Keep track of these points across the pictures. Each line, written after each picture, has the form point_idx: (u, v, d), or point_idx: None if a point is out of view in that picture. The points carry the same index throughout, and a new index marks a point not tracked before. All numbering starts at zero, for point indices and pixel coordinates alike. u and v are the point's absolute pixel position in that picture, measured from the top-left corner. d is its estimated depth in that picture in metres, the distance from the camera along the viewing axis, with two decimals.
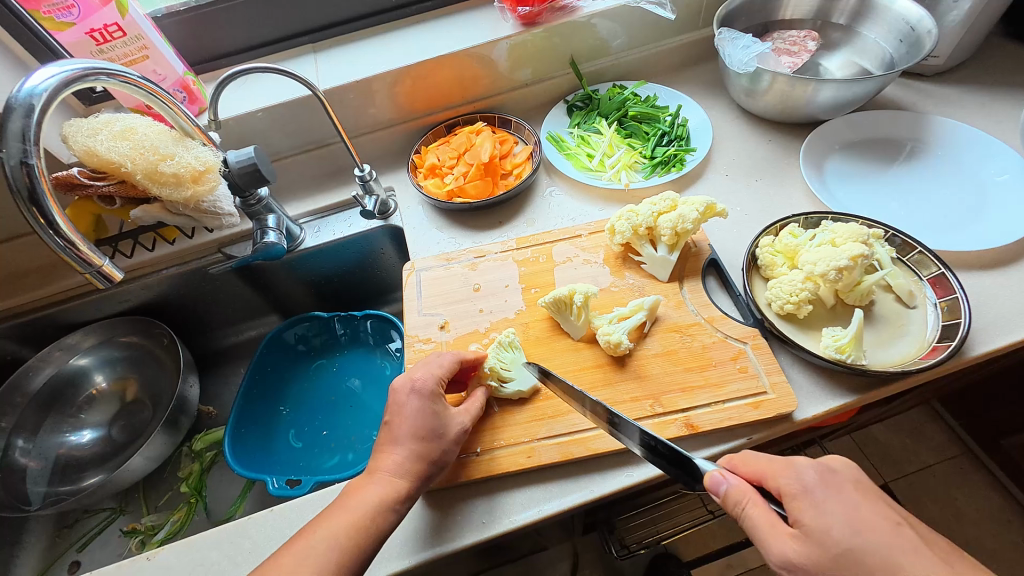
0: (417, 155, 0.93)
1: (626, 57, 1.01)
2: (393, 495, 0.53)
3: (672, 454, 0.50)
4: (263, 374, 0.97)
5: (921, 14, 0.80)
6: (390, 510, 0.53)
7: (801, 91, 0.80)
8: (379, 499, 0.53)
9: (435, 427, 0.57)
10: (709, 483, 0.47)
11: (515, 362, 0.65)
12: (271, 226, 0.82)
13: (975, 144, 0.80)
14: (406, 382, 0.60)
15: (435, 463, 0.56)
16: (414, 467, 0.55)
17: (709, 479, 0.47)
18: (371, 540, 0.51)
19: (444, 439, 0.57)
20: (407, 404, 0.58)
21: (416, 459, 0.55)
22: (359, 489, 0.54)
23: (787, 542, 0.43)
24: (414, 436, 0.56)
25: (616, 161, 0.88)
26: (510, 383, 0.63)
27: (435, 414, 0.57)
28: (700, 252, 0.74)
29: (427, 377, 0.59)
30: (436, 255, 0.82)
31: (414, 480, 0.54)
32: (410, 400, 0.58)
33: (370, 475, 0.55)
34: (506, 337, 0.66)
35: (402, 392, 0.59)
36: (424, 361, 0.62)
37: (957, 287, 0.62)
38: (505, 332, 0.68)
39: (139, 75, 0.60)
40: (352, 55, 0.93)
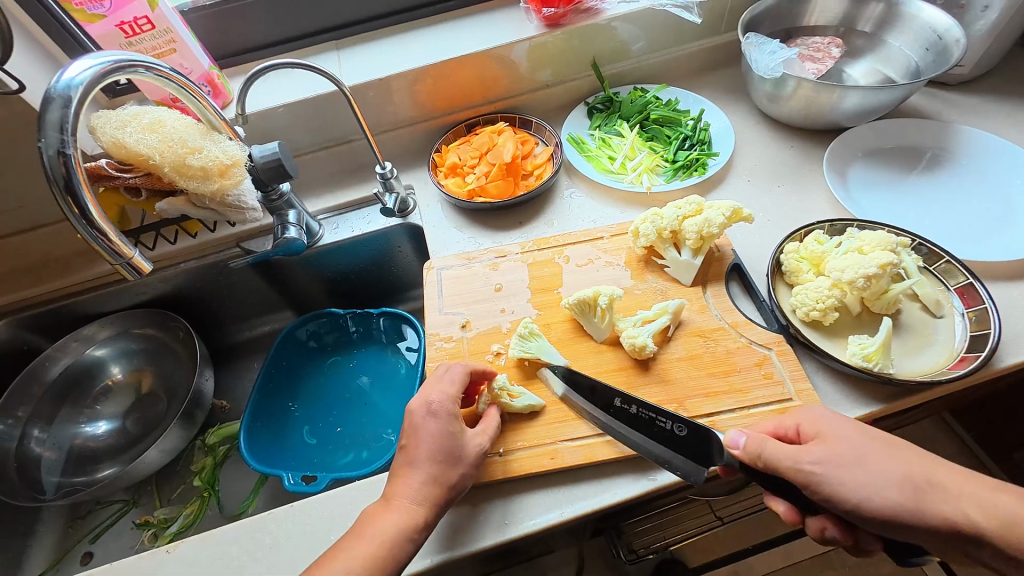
0: (438, 154, 0.93)
1: (648, 60, 1.01)
2: (411, 523, 0.52)
3: (694, 433, 0.57)
4: (278, 369, 0.97)
5: (950, 23, 0.80)
6: (407, 537, 0.51)
7: (826, 98, 0.80)
8: (407, 512, 0.52)
9: (452, 449, 0.56)
10: (729, 440, 0.54)
11: (540, 349, 0.67)
12: (292, 221, 0.82)
13: (1000, 154, 0.79)
14: (420, 405, 0.58)
15: (454, 487, 0.55)
16: (431, 492, 0.54)
17: (729, 438, 0.54)
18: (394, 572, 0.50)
19: (462, 461, 0.56)
20: (423, 428, 0.56)
21: (433, 482, 0.54)
22: (378, 517, 0.53)
23: None
24: (441, 435, 0.56)
25: (637, 164, 0.88)
26: (519, 398, 0.62)
27: (450, 435, 0.56)
28: (723, 257, 0.74)
29: (441, 396, 0.58)
30: (456, 254, 0.81)
31: (432, 506, 0.53)
32: (425, 423, 0.57)
33: (385, 502, 0.54)
34: (525, 328, 0.67)
35: (417, 415, 0.57)
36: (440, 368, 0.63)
37: (986, 297, 0.62)
38: (524, 322, 0.69)
39: (171, 68, 0.60)
40: (375, 52, 0.93)
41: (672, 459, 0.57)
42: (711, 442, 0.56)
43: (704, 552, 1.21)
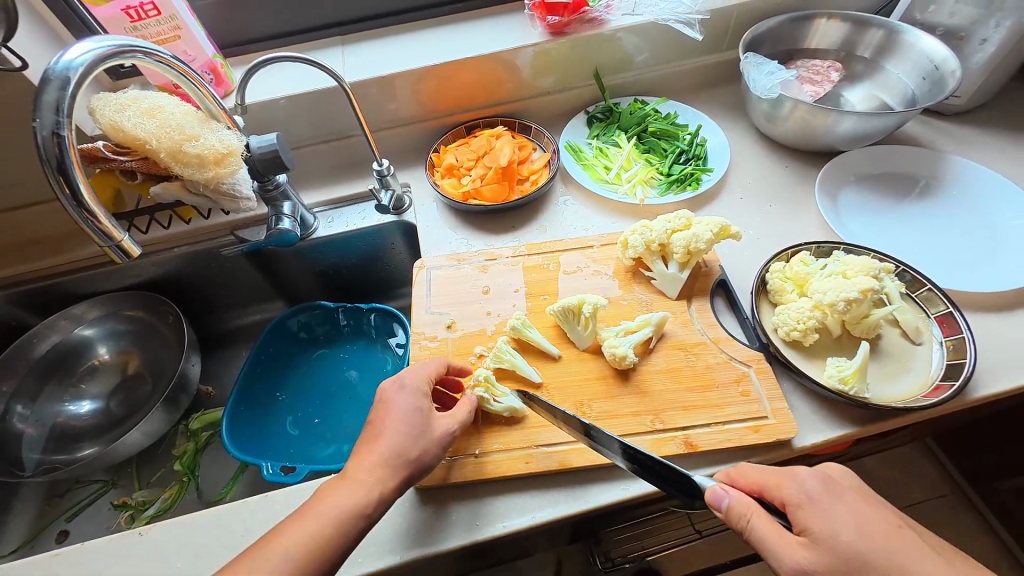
0: (436, 154, 0.93)
1: (650, 73, 1.02)
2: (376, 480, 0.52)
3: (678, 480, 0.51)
4: (265, 357, 0.98)
5: (947, 54, 0.81)
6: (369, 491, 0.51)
7: (821, 121, 0.81)
8: None
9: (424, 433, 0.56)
10: (711, 496, 0.49)
11: (514, 363, 0.66)
12: (286, 213, 0.84)
13: (988, 187, 0.80)
14: (394, 382, 0.60)
15: (420, 460, 0.54)
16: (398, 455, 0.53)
17: (711, 494, 0.49)
18: (353, 537, 0.50)
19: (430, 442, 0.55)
20: (395, 404, 0.57)
21: (401, 453, 0.53)
22: None
23: (798, 550, 0.45)
24: (408, 410, 0.56)
25: (633, 175, 0.88)
26: (501, 401, 0.62)
27: (422, 415, 0.56)
28: (711, 272, 0.74)
29: (414, 379, 0.59)
30: (447, 255, 0.82)
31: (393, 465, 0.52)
32: (396, 398, 0.58)
33: None
34: (517, 320, 0.69)
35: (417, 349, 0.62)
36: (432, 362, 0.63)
37: (963, 327, 0.63)
38: (515, 314, 0.71)
39: (171, 55, 0.61)
40: (380, 50, 0.94)
41: (665, 488, 0.53)
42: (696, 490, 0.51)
43: (680, 563, 1.22)
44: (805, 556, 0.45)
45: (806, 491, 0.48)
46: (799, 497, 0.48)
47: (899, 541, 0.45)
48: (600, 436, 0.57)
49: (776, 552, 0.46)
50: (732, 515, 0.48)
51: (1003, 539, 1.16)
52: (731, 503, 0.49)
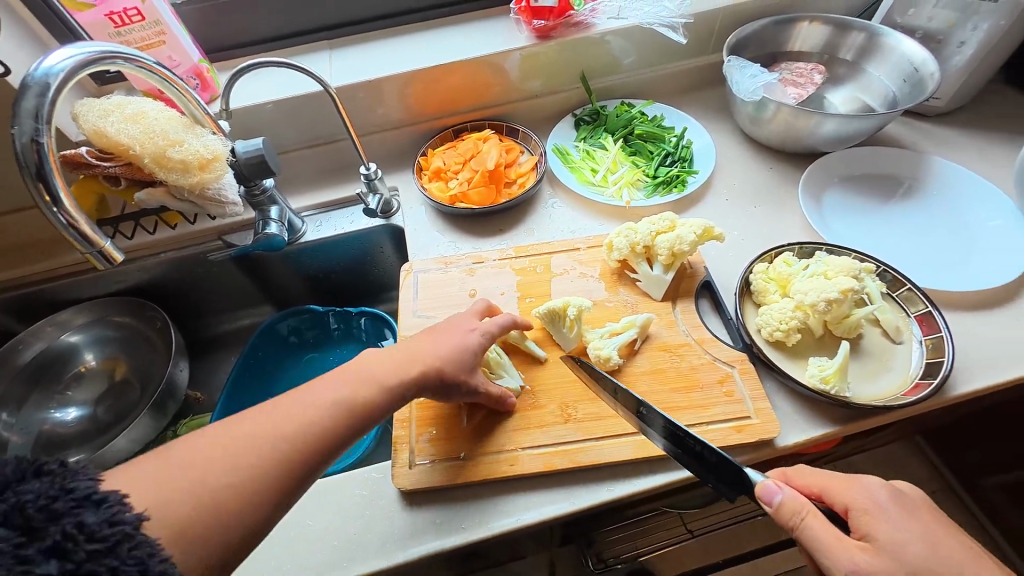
0: (424, 157, 0.94)
1: (637, 76, 1.03)
2: None
3: (727, 468, 0.53)
4: (254, 361, 0.97)
5: (926, 56, 0.82)
6: None
7: (804, 123, 0.82)
8: None
9: None
10: (763, 491, 0.50)
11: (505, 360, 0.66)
12: (274, 218, 0.84)
13: (969, 187, 0.81)
14: None
15: None
16: None
17: (763, 489, 0.50)
18: None
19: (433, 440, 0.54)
20: None
21: None
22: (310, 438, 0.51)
23: (857, 553, 0.46)
24: None
25: (619, 178, 0.89)
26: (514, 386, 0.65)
27: None
28: (695, 274, 0.75)
29: None
30: (435, 258, 0.83)
31: None
32: None
33: None
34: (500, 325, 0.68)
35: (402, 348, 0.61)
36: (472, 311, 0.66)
37: (942, 325, 0.64)
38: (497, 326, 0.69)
39: (154, 61, 0.61)
40: (367, 54, 0.94)
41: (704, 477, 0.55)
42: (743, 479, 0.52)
43: (672, 564, 1.23)
44: (864, 558, 0.45)
45: (874, 499, 0.48)
46: (866, 503, 0.48)
47: (942, 554, 0.46)
48: (653, 420, 0.59)
49: (833, 554, 0.46)
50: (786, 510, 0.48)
51: (991, 534, 1.17)
52: (784, 499, 0.49)
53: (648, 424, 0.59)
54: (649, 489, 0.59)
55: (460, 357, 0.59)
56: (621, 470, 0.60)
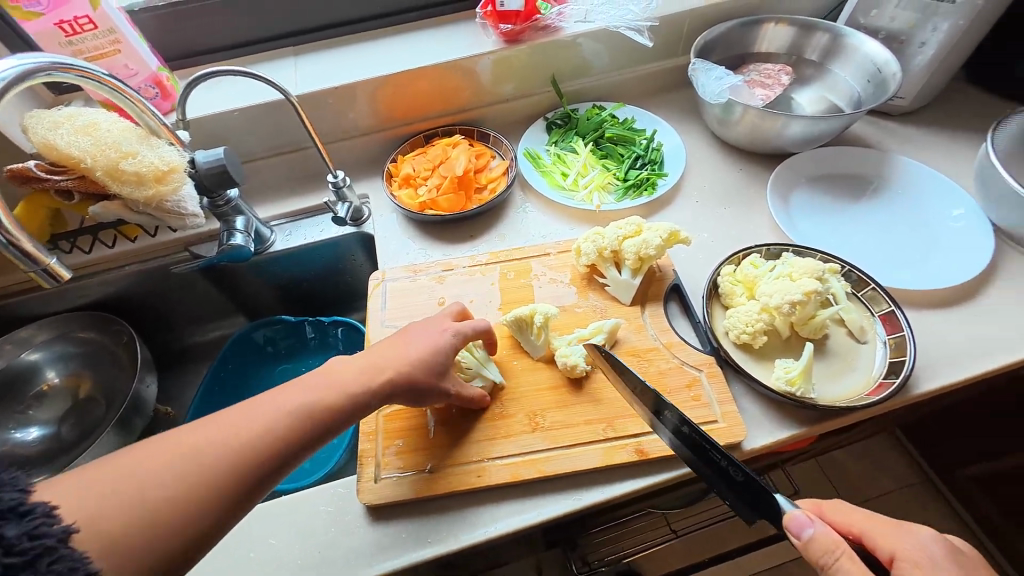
0: (393, 164, 0.93)
1: (607, 78, 1.02)
2: None
3: (751, 488, 0.50)
4: (224, 372, 0.96)
5: (888, 56, 0.83)
6: None
7: (770, 125, 0.82)
8: None
9: None
10: (792, 523, 0.48)
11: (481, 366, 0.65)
12: (239, 228, 0.83)
13: (934, 186, 0.82)
14: None
15: None
16: None
17: (792, 520, 0.48)
18: None
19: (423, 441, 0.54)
20: None
21: None
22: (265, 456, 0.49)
23: None
24: None
25: (589, 181, 0.89)
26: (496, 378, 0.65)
27: None
28: (664, 277, 0.75)
29: None
30: (404, 266, 0.82)
31: None
32: None
33: None
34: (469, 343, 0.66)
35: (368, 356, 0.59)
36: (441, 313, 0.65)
37: (904, 325, 0.64)
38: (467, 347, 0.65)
39: (104, 71, 0.60)
40: (333, 60, 0.93)
41: (722, 489, 0.53)
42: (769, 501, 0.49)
43: (658, 564, 1.23)
44: None
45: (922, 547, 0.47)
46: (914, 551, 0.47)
47: None
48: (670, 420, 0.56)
49: None
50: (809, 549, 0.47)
51: (968, 524, 1.19)
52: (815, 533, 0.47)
53: (669, 427, 0.56)
54: (617, 496, 0.59)
55: (427, 364, 0.58)
56: (590, 478, 0.60)
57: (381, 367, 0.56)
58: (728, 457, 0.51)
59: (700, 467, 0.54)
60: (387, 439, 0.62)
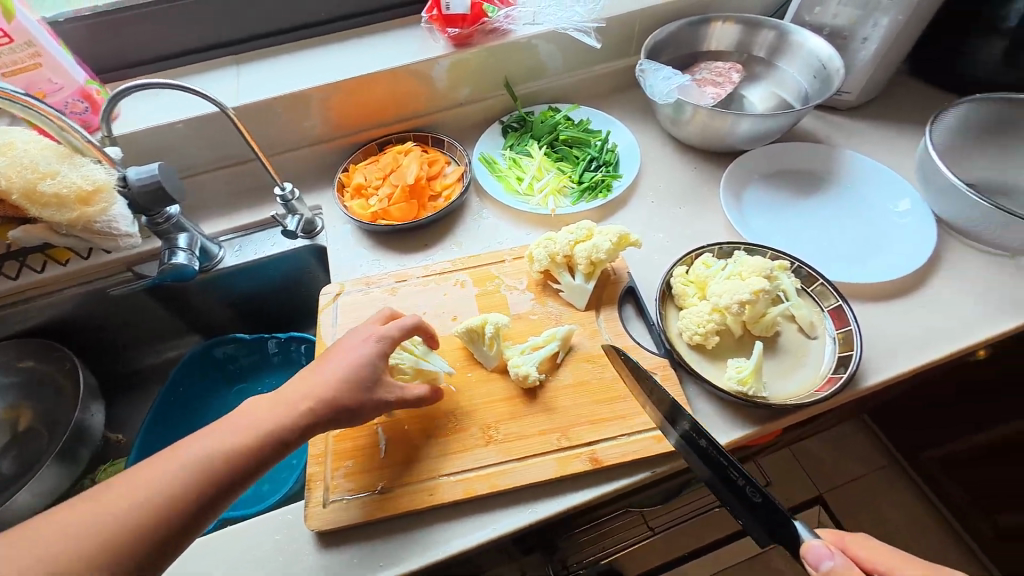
0: (344, 173, 0.90)
1: (562, 80, 1.02)
2: None
3: (766, 509, 0.51)
4: (176, 396, 0.92)
5: (832, 52, 0.85)
6: None
7: (720, 123, 0.83)
8: None
9: None
10: (810, 554, 0.47)
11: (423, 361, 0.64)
12: (181, 246, 0.79)
13: (881, 179, 0.84)
14: None
15: None
16: None
17: (811, 552, 0.47)
18: None
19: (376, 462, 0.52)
20: None
21: None
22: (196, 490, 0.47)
23: None
24: None
25: (544, 185, 0.88)
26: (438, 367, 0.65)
27: None
28: (619, 280, 0.74)
29: None
30: (357, 279, 0.79)
31: None
32: None
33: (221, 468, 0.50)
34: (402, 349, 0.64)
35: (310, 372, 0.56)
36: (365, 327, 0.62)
37: (851, 319, 0.65)
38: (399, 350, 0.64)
39: (13, 88, 0.58)
40: (277, 68, 0.90)
41: (728, 499, 0.54)
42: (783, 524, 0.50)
43: (640, 562, 1.23)
44: None
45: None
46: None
47: None
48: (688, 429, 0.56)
49: None
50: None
51: (934, 503, 1.23)
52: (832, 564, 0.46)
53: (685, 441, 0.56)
54: (572, 506, 0.58)
55: (371, 384, 0.56)
56: (545, 489, 0.59)
57: (318, 390, 0.54)
58: (746, 474, 0.51)
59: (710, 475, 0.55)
60: (335, 461, 0.60)
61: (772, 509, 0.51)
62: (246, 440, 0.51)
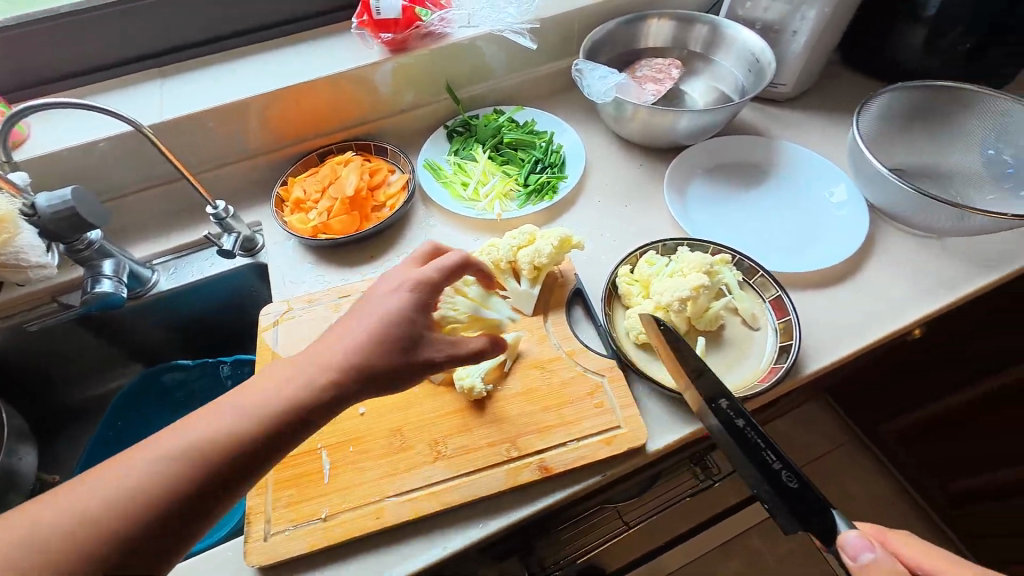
0: (282, 187, 0.87)
1: (506, 82, 1.01)
2: None
3: (801, 497, 0.51)
4: (113, 430, 0.89)
5: (762, 46, 0.86)
6: None
7: (659, 121, 0.83)
8: None
9: None
10: (848, 545, 0.46)
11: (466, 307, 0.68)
12: (106, 273, 0.75)
13: (817, 169, 0.86)
14: None
15: None
16: None
17: (850, 542, 0.46)
18: None
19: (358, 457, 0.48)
20: None
21: None
22: None
23: None
24: None
25: (490, 189, 0.87)
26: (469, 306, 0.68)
27: None
28: (566, 282, 0.74)
29: None
30: (297, 297, 0.77)
31: None
32: None
33: None
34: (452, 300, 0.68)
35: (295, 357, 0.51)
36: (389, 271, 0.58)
37: (790, 309, 0.66)
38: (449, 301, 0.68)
39: None
40: (205, 80, 0.86)
41: (759, 485, 0.52)
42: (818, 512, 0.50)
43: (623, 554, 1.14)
44: None
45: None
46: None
47: None
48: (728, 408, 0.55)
49: None
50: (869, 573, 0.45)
51: (895, 476, 1.27)
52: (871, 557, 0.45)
53: (720, 417, 0.55)
54: (522, 518, 0.57)
55: None
56: (495, 502, 0.58)
57: (300, 377, 0.49)
58: (783, 457, 0.52)
59: (743, 455, 0.53)
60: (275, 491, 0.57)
61: (806, 497, 0.50)
62: (213, 441, 0.45)
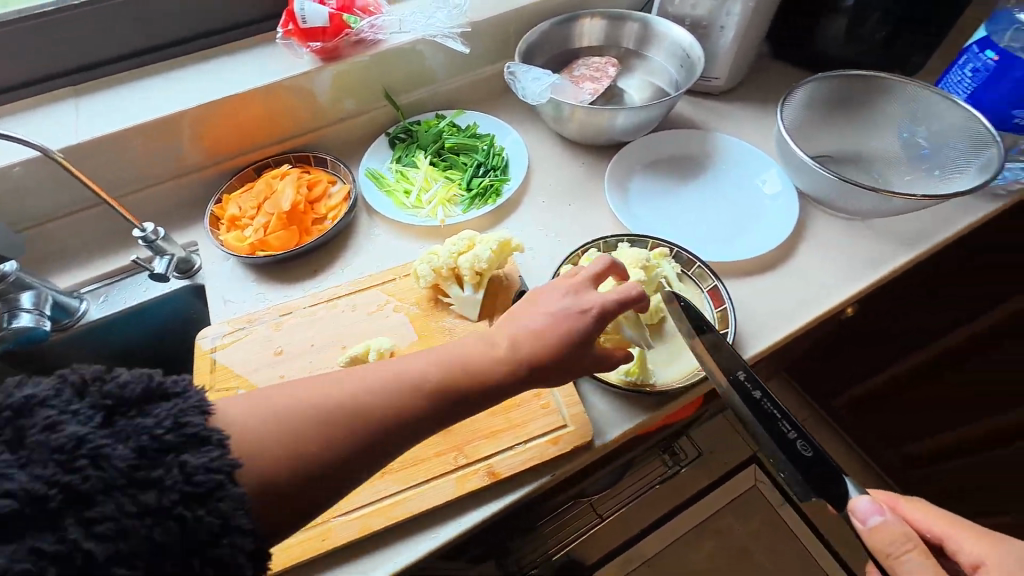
0: (217, 206, 0.84)
1: (446, 86, 1.00)
2: None
3: (822, 468, 0.52)
4: None
5: (691, 41, 0.89)
6: None
7: (595, 120, 0.84)
8: None
9: None
10: (860, 509, 0.48)
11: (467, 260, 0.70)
12: (24, 306, 0.71)
13: (750, 159, 0.89)
14: None
15: None
16: None
17: (863, 506, 0.48)
18: None
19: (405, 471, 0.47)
20: None
21: None
22: None
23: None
24: None
25: (433, 196, 0.86)
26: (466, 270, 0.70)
27: None
28: (511, 285, 0.74)
29: None
30: (234, 318, 0.74)
31: None
32: None
33: None
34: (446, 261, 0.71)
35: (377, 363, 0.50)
36: (560, 276, 0.60)
37: (726, 298, 0.68)
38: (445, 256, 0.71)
39: None
40: (125, 97, 0.82)
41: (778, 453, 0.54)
42: (835, 481, 0.52)
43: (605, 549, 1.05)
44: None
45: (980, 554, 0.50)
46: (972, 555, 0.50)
47: None
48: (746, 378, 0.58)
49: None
50: (875, 536, 0.48)
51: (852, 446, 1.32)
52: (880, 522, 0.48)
53: (739, 392, 0.57)
54: (473, 526, 0.57)
55: None
56: (445, 512, 0.57)
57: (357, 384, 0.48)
58: (798, 427, 0.54)
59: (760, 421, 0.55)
60: None
61: (824, 468, 0.52)
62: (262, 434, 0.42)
